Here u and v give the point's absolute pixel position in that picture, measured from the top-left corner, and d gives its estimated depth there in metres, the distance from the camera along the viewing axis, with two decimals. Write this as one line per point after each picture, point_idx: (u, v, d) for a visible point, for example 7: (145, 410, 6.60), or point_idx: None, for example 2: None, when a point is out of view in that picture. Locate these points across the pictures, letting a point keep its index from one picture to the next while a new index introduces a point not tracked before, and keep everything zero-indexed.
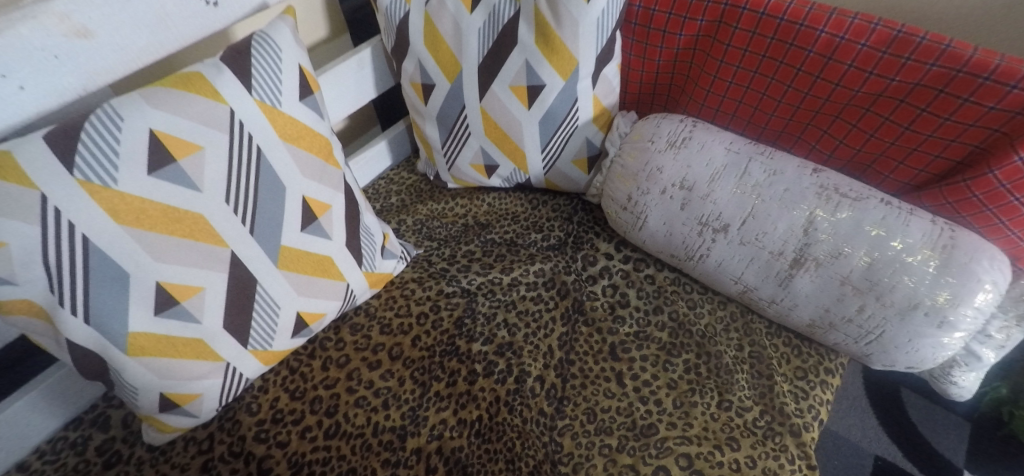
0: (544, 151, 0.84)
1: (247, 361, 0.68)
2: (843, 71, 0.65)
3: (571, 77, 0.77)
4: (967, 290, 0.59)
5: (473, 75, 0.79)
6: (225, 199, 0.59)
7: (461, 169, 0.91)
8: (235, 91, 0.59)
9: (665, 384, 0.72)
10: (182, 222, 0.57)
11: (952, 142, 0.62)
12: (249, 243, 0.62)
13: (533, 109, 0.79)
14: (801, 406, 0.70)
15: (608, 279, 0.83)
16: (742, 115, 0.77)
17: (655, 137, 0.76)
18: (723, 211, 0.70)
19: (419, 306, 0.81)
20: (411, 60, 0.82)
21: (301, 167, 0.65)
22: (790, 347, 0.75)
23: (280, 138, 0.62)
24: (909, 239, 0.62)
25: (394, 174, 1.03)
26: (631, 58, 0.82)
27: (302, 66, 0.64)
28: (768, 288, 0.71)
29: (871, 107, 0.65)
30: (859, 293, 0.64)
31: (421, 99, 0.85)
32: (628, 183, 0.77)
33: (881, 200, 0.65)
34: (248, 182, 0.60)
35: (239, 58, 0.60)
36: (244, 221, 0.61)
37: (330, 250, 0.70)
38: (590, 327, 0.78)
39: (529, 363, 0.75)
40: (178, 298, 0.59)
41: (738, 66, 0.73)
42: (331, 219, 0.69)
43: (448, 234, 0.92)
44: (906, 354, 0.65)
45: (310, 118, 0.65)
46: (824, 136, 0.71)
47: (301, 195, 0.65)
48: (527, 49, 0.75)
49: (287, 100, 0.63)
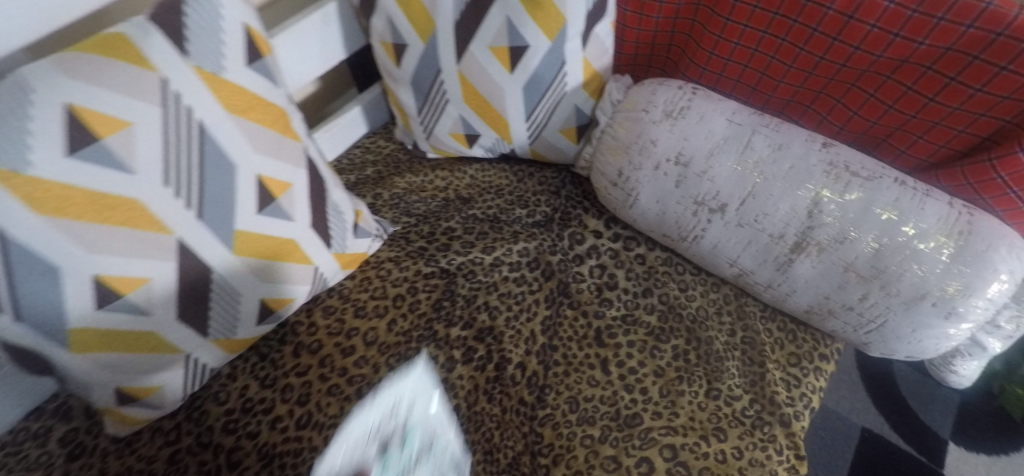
0: (529, 120, 0.77)
1: (209, 351, 0.64)
2: (865, 32, 0.57)
3: (558, 37, 0.69)
4: (980, 280, 0.55)
5: (449, 34, 0.71)
6: (164, 182, 0.53)
7: (440, 138, 0.84)
8: (167, 57, 0.51)
9: (652, 372, 0.68)
10: (118, 208, 0.51)
11: (980, 116, 0.56)
12: (198, 230, 0.56)
13: (516, 74, 0.72)
14: (792, 394, 0.67)
15: (596, 259, 0.78)
16: (748, 81, 0.70)
17: (650, 106, 0.69)
18: (721, 190, 0.65)
19: (395, 288, 0.77)
20: (380, 17, 0.74)
21: (254, 143, 0.58)
22: (785, 333, 0.71)
23: (226, 111, 0.56)
24: (922, 224, 0.57)
25: (370, 143, 0.96)
26: (627, 14, 0.74)
27: (247, 25, 0.57)
28: (766, 273, 0.66)
29: (892, 74, 0.58)
30: (863, 281, 0.59)
31: (393, 61, 0.77)
32: (618, 156, 0.71)
33: (895, 180, 0.59)
34: (192, 162, 0.54)
35: (170, 17, 0.52)
36: (190, 206, 0.55)
37: (294, 233, 0.65)
38: (575, 310, 0.74)
39: (510, 349, 0.71)
40: (122, 291, 0.53)
41: (746, 25, 0.65)
42: (292, 199, 0.63)
43: (427, 209, 0.85)
44: (907, 344, 0.61)
45: (260, 85, 0.59)
46: (836, 107, 0.65)
47: (255, 174, 0.59)
48: (509, 5, 0.67)
49: (231, 66, 0.56)
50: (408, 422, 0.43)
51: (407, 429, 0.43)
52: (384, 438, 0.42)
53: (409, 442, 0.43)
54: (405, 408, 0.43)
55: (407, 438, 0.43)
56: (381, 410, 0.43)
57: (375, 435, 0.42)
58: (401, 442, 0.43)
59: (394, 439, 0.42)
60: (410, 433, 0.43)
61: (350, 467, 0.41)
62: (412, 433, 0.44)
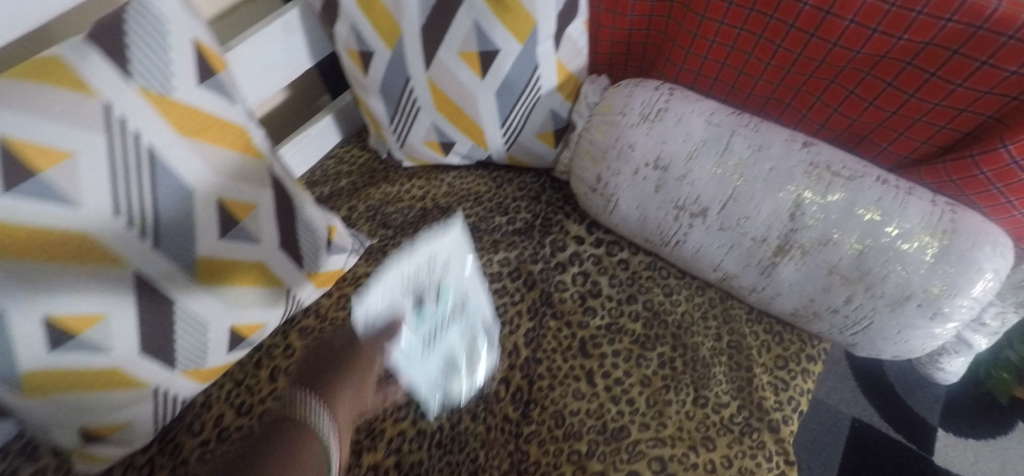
0: (505, 125, 0.75)
1: (178, 382, 0.61)
2: (843, 27, 0.55)
3: (528, 40, 0.66)
4: (964, 279, 0.54)
5: (416, 40, 0.68)
6: (114, 211, 0.50)
7: (414, 146, 0.81)
8: (109, 78, 0.48)
9: (638, 382, 0.67)
10: (64, 244, 0.48)
11: (962, 112, 0.54)
12: (155, 260, 0.53)
13: (487, 79, 0.69)
14: (780, 398, 0.66)
15: (578, 266, 0.76)
16: (726, 79, 0.68)
17: (627, 109, 0.67)
18: (701, 194, 0.63)
19: None
20: (344, 24, 0.71)
21: (211, 165, 0.55)
22: (772, 335, 0.70)
23: (177, 133, 0.52)
24: (906, 224, 0.55)
25: (344, 152, 0.93)
26: (600, 13, 0.72)
27: (198, 41, 0.54)
28: (749, 277, 0.65)
29: (871, 70, 0.57)
30: (847, 284, 0.58)
31: (361, 69, 0.74)
32: (597, 162, 0.69)
33: (877, 179, 0.58)
34: (144, 189, 0.51)
35: (111, 37, 0.49)
36: (144, 235, 0.52)
37: (262, 255, 0.62)
38: (559, 320, 0.72)
39: (492, 364, 0.69)
40: (76, 330, 0.51)
41: (722, 22, 0.63)
42: (258, 220, 0.60)
43: (404, 220, 0.83)
44: (894, 345, 0.60)
45: (215, 103, 0.56)
46: (816, 104, 0.63)
47: (214, 197, 0.56)
48: (476, 8, 0.64)
49: (180, 85, 0.52)
50: (443, 281, 0.54)
51: (445, 287, 0.54)
52: (423, 291, 0.52)
53: (443, 295, 0.54)
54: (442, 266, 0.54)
55: (442, 295, 0.54)
56: (419, 264, 0.51)
57: (415, 287, 0.51)
58: (440, 297, 0.54)
59: (432, 292, 0.53)
60: (445, 289, 0.54)
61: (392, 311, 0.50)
62: (447, 287, 0.55)
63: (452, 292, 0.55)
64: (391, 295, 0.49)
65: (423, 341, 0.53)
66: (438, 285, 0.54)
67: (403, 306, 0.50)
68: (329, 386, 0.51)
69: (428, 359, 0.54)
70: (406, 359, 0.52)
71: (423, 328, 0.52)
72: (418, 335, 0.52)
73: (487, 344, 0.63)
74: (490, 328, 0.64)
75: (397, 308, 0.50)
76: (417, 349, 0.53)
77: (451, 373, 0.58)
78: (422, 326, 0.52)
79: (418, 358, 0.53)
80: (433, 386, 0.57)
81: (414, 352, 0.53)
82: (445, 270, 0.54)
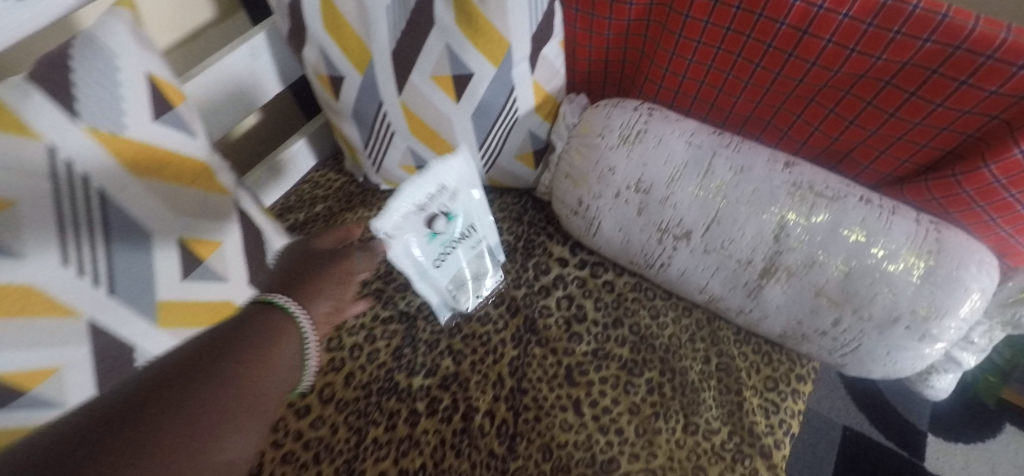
0: (482, 148, 0.73)
1: None
2: (821, 47, 0.54)
3: (503, 62, 0.65)
4: (951, 300, 0.53)
5: (386, 64, 0.66)
6: (63, 262, 0.47)
7: (391, 170, 0.79)
8: (52, 120, 0.46)
9: (627, 410, 0.65)
10: (7, 296, 0.44)
11: (943, 130, 0.54)
12: (113, 308, 0.51)
13: (462, 103, 0.68)
14: (772, 421, 0.64)
15: (563, 289, 0.74)
16: (705, 97, 0.67)
17: (606, 130, 0.65)
18: (685, 216, 0.61)
19: (352, 337, 0.71)
20: (312, 49, 0.68)
21: (172, 204, 0.53)
22: (760, 355, 0.69)
23: (130, 174, 0.50)
24: (892, 244, 0.54)
25: (319, 176, 0.90)
26: (576, 32, 0.70)
27: (152, 73, 0.52)
28: (736, 298, 0.63)
29: (851, 89, 0.56)
30: (835, 306, 0.57)
31: (331, 94, 0.72)
32: (578, 185, 0.67)
33: (860, 199, 0.57)
34: (94, 235, 0.49)
35: (56, 75, 0.46)
36: (98, 283, 0.49)
37: (230, 293, 0.59)
38: (543, 348, 0.70)
39: (476, 396, 0.67)
40: (26, 385, 0.46)
41: (699, 41, 0.62)
42: (224, 258, 0.58)
43: None
44: (883, 366, 0.59)
45: (174, 139, 0.53)
46: (797, 122, 0.63)
47: (176, 236, 0.54)
48: (447, 31, 0.62)
49: (135, 122, 0.50)
50: (450, 208, 0.66)
51: (450, 212, 0.67)
52: (432, 214, 0.65)
53: (452, 219, 0.67)
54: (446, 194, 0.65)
55: (451, 217, 0.67)
56: (428, 191, 0.64)
57: (424, 210, 0.64)
58: (446, 219, 0.67)
59: (442, 216, 0.66)
60: (453, 213, 0.67)
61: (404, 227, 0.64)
62: (455, 212, 0.68)
63: (458, 215, 0.68)
64: (401, 224, 0.63)
65: (433, 256, 0.68)
66: (445, 209, 0.66)
67: (414, 226, 0.65)
68: (307, 289, 0.55)
69: (439, 269, 0.69)
70: (419, 272, 0.67)
71: (433, 245, 0.67)
72: (429, 249, 0.67)
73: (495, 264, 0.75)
74: (497, 252, 0.75)
75: (409, 231, 0.64)
76: (429, 261, 0.68)
77: (459, 272, 0.71)
78: (431, 242, 0.66)
79: (430, 269, 0.68)
80: (445, 295, 0.71)
81: (426, 265, 0.67)
82: (450, 199, 0.66)
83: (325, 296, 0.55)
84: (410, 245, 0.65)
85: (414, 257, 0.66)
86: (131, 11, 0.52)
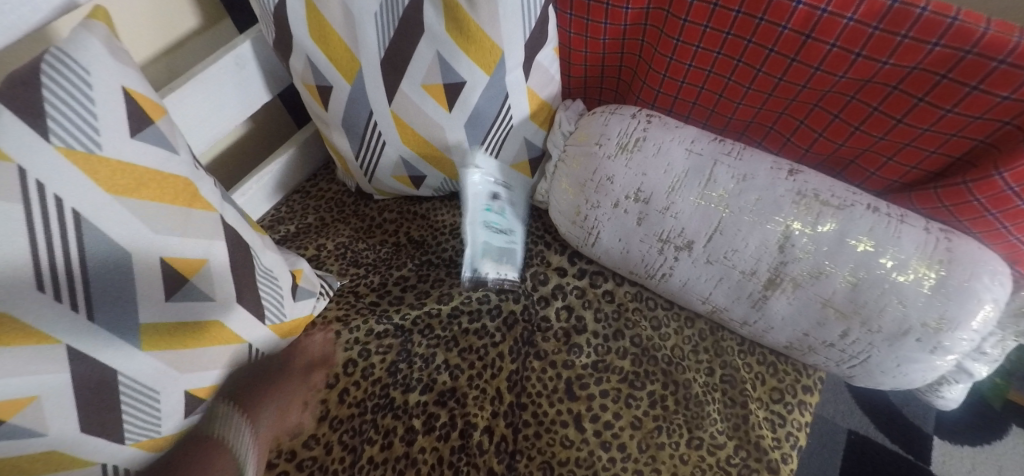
0: (477, 158, 0.72)
1: (125, 456, 0.55)
2: (825, 51, 0.53)
3: (496, 70, 0.63)
4: (963, 312, 0.51)
5: (376, 73, 0.64)
6: (39, 287, 0.46)
7: (383, 180, 0.77)
8: (22, 140, 0.44)
9: (629, 424, 0.63)
10: None
11: (952, 136, 0.52)
12: (93, 332, 0.49)
13: (455, 112, 0.66)
14: (778, 435, 0.63)
15: (562, 300, 0.72)
16: (705, 103, 0.65)
17: (604, 138, 0.64)
18: (686, 226, 0.60)
19: (345, 352, 0.69)
20: (298, 57, 0.66)
21: (152, 224, 0.51)
22: (765, 366, 0.67)
23: (108, 193, 0.48)
24: (901, 254, 0.52)
25: (311, 187, 0.88)
26: (572, 37, 0.68)
27: (127, 88, 0.50)
28: (740, 309, 0.62)
29: (856, 95, 0.54)
30: (843, 317, 0.55)
31: (320, 104, 0.70)
32: (574, 194, 0.66)
33: (868, 207, 0.55)
34: (69, 258, 0.47)
35: (27, 93, 0.45)
36: (76, 307, 0.48)
37: (217, 313, 0.56)
38: (542, 361, 0.68)
39: (475, 413, 0.65)
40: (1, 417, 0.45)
41: (698, 46, 0.60)
42: (209, 277, 0.55)
43: (376, 257, 0.79)
44: (893, 378, 0.57)
45: (154, 156, 0.51)
46: (800, 128, 0.61)
47: (156, 256, 0.51)
48: (437, 39, 0.61)
49: (110, 140, 0.48)
50: (509, 203, 0.75)
51: (506, 212, 0.75)
52: (498, 193, 0.75)
53: (504, 212, 0.75)
54: (513, 190, 0.76)
55: (504, 209, 0.75)
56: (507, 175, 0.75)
57: (497, 183, 0.74)
58: (502, 214, 0.74)
59: (500, 202, 0.75)
60: (507, 209, 0.75)
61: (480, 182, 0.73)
62: (509, 210, 0.75)
63: (509, 222, 0.75)
64: (483, 176, 0.73)
65: (483, 222, 0.73)
66: (506, 206, 0.75)
67: (483, 187, 0.73)
68: (254, 404, 0.63)
69: (479, 233, 0.73)
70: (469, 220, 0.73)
71: (486, 217, 0.73)
72: (481, 214, 0.73)
73: (508, 271, 0.73)
74: (515, 269, 0.74)
75: (479, 188, 0.73)
76: (474, 222, 0.73)
77: (487, 256, 0.73)
78: (486, 211, 0.73)
79: (476, 226, 0.73)
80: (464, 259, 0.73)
81: (474, 221, 0.73)
82: (511, 206, 0.75)
83: (267, 412, 0.64)
84: (475, 194, 0.73)
85: (470, 207, 0.73)
86: (107, 25, 0.51)
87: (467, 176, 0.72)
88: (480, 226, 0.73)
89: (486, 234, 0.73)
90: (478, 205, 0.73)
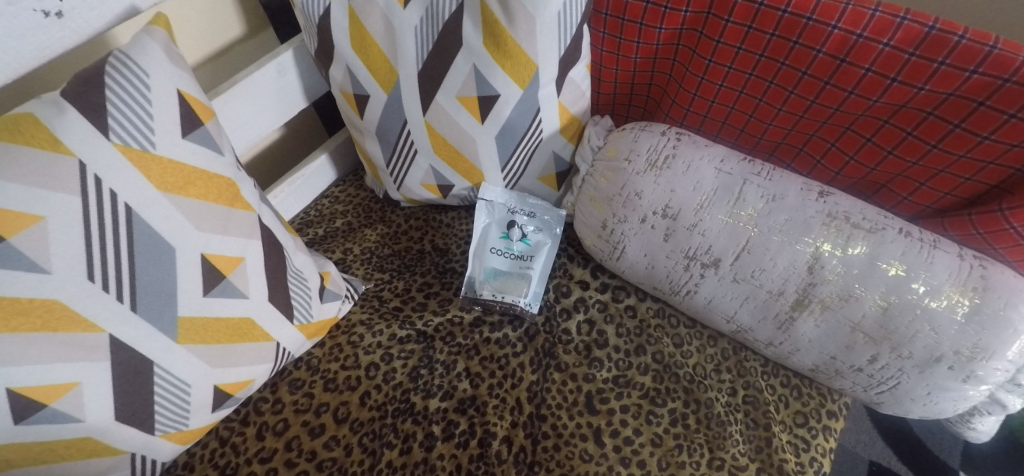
0: (505, 169, 0.73)
1: (157, 447, 0.56)
2: (860, 76, 0.53)
3: (530, 84, 0.64)
4: (999, 342, 0.49)
5: (413, 84, 0.66)
6: (89, 277, 0.48)
7: (412, 188, 0.78)
8: (84, 137, 0.47)
9: (649, 441, 0.62)
10: (30, 313, 0.45)
11: (988, 164, 0.52)
12: (133, 323, 0.51)
13: (486, 124, 0.67)
14: (802, 459, 0.62)
15: (584, 313, 0.72)
16: (735, 123, 0.66)
17: (633, 155, 0.64)
18: (713, 244, 0.60)
19: (367, 355, 0.70)
20: (338, 67, 0.68)
21: (194, 221, 0.53)
22: (789, 389, 0.66)
23: (158, 189, 0.50)
24: (933, 280, 0.52)
25: (339, 192, 0.90)
26: (603, 54, 0.69)
27: (182, 90, 0.52)
28: (766, 330, 0.61)
29: (890, 119, 0.55)
30: (872, 342, 0.54)
31: (356, 112, 0.72)
32: (601, 208, 0.66)
33: (900, 231, 0.55)
34: (117, 251, 0.49)
35: (89, 93, 0.48)
36: (121, 298, 0.50)
37: (249, 310, 0.58)
38: (563, 373, 0.68)
39: (494, 422, 0.65)
40: (43, 401, 0.47)
41: (730, 67, 0.61)
42: (245, 274, 0.57)
43: (400, 263, 0.80)
44: (923, 406, 0.56)
45: (202, 157, 0.53)
46: (831, 151, 0.61)
47: (197, 253, 0.53)
48: (474, 53, 0.63)
49: (163, 140, 0.50)
50: (528, 231, 0.76)
51: (529, 237, 0.76)
52: (516, 220, 0.76)
53: (522, 239, 0.76)
54: (537, 218, 0.76)
55: (523, 237, 0.76)
56: (529, 204, 0.76)
57: (517, 211, 0.76)
58: (522, 240, 0.76)
59: (520, 231, 0.76)
60: (526, 237, 0.76)
61: (498, 210, 0.77)
62: (529, 238, 0.76)
63: (532, 246, 0.75)
64: (494, 205, 0.76)
65: (496, 249, 0.76)
66: (526, 232, 0.76)
67: (501, 215, 0.76)
68: None
69: (492, 259, 0.75)
70: (481, 248, 0.77)
71: (501, 244, 0.76)
72: (496, 240, 0.76)
73: (528, 303, 0.73)
74: (535, 300, 0.73)
75: (491, 217, 0.77)
76: (488, 248, 0.76)
77: (503, 283, 0.74)
78: (502, 237, 0.76)
79: (489, 252, 0.76)
80: (478, 281, 0.75)
81: (487, 248, 0.76)
82: (535, 230, 0.76)
83: None
84: (487, 223, 0.77)
85: (484, 235, 0.77)
86: (166, 31, 0.53)
87: (478, 208, 0.77)
88: (495, 250, 0.76)
89: (501, 259, 0.75)
90: (493, 231, 0.76)
